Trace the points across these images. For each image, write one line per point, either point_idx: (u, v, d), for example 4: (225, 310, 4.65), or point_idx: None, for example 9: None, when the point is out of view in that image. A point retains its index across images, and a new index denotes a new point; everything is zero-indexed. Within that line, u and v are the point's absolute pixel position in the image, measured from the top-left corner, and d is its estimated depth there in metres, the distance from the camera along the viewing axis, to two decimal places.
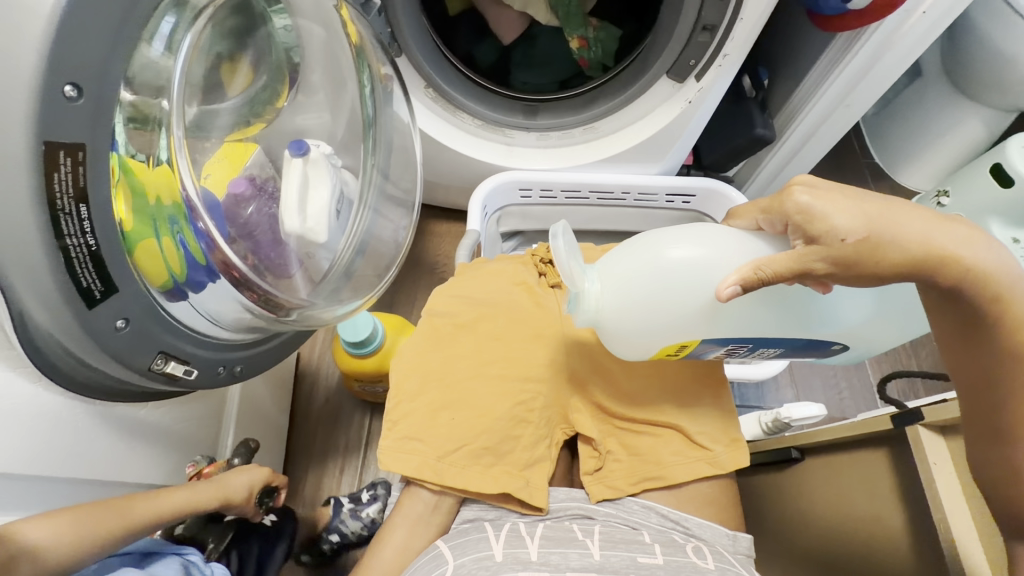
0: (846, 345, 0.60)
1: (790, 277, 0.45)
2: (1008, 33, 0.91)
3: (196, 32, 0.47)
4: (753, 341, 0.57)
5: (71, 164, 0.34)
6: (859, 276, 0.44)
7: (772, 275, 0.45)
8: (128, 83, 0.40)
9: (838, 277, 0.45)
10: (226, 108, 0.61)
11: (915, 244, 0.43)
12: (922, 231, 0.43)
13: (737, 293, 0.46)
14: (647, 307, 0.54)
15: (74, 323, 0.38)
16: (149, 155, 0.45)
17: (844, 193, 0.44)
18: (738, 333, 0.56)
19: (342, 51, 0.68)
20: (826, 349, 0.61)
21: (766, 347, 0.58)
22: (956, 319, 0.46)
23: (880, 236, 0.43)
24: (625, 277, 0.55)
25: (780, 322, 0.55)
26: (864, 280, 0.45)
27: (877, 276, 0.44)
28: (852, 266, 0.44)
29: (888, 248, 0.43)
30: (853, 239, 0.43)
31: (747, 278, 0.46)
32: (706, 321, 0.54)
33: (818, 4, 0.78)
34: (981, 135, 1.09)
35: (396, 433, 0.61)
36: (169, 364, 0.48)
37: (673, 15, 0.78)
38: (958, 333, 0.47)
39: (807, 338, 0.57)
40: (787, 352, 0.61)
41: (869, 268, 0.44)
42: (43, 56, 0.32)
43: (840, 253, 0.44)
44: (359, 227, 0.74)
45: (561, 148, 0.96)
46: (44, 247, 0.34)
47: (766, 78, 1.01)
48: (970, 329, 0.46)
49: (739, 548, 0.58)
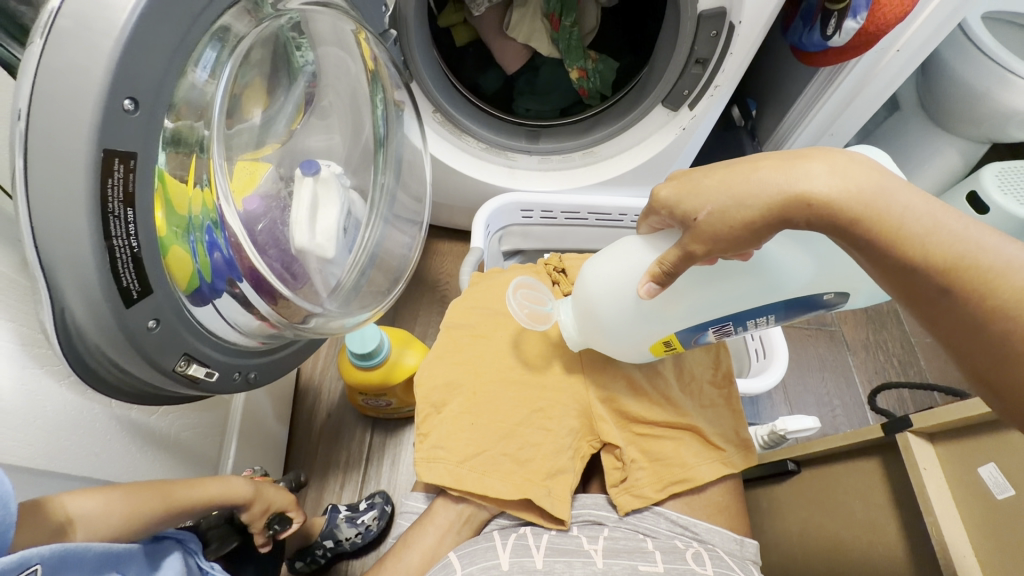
0: (841, 294, 0.53)
1: (685, 262, 0.46)
2: (976, 71, 0.98)
3: (239, 63, 0.52)
4: (730, 318, 0.55)
5: (123, 170, 0.37)
6: (733, 243, 0.43)
7: (672, 266, 0.47)
8: (175, 107, 0.44)
9: (721, 249, 0.44)
10: (250, 127, 0.62)
11: (763, 197, 0.41)
12: (770, 181, 0.41)
13: (655, 289, 0.48)
14: (623, 319, 0.58)
15: (112, 321, 0.40)
16: (197, 177, 0.49)
17: (777, 167, 0.42)
18: (709, 314, 0.55)
19: (360, 81, 0.73)
20: (819, 308, 0.55)
21: (751, 320, 0.55)
22: (922, 294, 0.38)
23: (724, 202, 0.43)
24: (589, 293, 0.59)
25: (748, 296, 0.53)
26: (744, 242, 0.43)
27: (751, 238, 0.43)
28: (718, 241, 0.44)
29: (736, 210, 0.42)
30: (702, 217, 0.44)
31: (654, 274, 0.48)
32: (667, 314, 0.56)
33: (803, 42, 0.83)
34: (957, 163, 1.16)
35: (426, 443, 0.63)
36: (192, 367, 0.50)
37: (667, 50, 0.84)
38: (923, 306, 0.39)
39: (787, 301, 0.53)
40: (780, 321, 0.56)
41: (721, 232, 0.43)
42: (109, 74, 0.35)
43: (706, 231, 0.44)
44: (369, 240, 0.78)
45: (561, 171, 1.01)
46: (93, 246, 0.37)
47: (754, 109, 1.08)
48: (934, 302, 0.38)
49: (745, 554, 0.60)
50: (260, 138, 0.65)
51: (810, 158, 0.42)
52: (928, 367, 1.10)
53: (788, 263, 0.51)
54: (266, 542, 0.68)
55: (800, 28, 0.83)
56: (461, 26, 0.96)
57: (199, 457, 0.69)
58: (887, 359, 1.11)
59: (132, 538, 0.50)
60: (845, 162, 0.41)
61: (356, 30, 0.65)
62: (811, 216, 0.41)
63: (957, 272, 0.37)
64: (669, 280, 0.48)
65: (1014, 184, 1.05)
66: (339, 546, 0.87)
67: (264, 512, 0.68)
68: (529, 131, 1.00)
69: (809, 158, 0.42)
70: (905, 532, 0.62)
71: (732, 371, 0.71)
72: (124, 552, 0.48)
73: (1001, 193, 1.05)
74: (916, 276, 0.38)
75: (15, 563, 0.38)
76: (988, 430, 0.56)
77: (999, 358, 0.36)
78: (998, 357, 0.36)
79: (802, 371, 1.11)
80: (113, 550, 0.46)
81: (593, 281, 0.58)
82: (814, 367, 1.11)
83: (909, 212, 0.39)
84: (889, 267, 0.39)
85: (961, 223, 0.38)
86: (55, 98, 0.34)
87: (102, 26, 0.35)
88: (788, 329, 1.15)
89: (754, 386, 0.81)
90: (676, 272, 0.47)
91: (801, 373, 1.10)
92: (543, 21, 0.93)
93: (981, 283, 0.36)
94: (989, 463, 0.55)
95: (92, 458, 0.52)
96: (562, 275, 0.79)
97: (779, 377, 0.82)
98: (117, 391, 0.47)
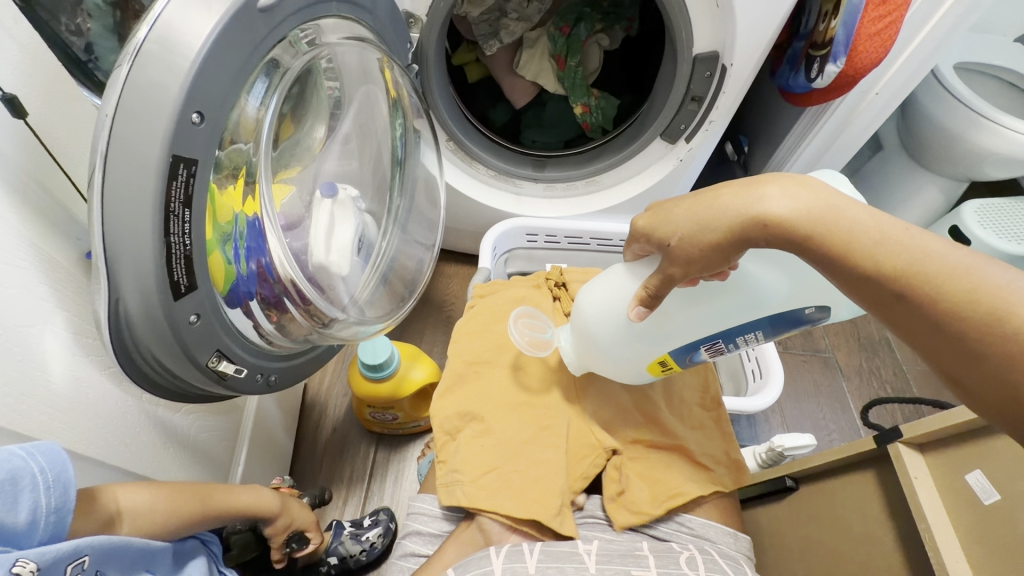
0: (824, 308, 0.54)
1: (662, 283, 0.52)
2: (950, 114, 1.05)
3: (284, 93, 0.57)
4: (720, 336, 0.59)
5: (185, 175, 0.42)
6: (705, 265, 0.48)
7: (655, 290, 0.52)
8: (227, 132, 0.48)
9: (693, 271, 0.49)
10: (294, 153, 0.68)
11: (725, 219, 0.46)
12: (731, 206, 0.46)
13: (644, 312, 0.55)
14: (618, 338, 0.63)
15: (160, 312, 0.43)
16: (245, 188, 0.55)
17: (743, 185, 0.47)
18: (701, 333, 0.59)
19: (383, 107, 0.79)
20: (799, 323, 0.57)
21: (741, 336, 0.59)
22: (890, 297, 0.41)
23: (691, 227, 0.48)
24: (583, 320, 0.64)
25: (729, 313, 0.57)
26: (712, 264, 0.48)
27: (716, 257, 0.47)
28: (693, 262, 0.48)
29: (702, 233, 0.47)
30: (674, 242, 0.49)
31: (642, 298, 0.54)
32: (663, 332, 0.60)
33: (790, 85, 0.91)
34: (939, 200, 1.23)
35: (446, 469, 0.66)
36: (222, 363, 0.52)
37: (666, 88, 0.91)
38: (888, 312, 0.42)
39: (772, 316, 0.56)
40: (769, 336, 0.59)
41: (693, 254, 0.48)
42: (184, 90, 0.40)
43: (680, 253, 0.48)
44: (382, 259, 0.85)
45: (565, 198, 1.07)
46: (154, 240, 0.41)
47: (747, 145, 1.16)
48: (902, 309, 0.41)
49: (740, 547, 0.64)
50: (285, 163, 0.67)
51: (766, 183, 0.46)
52: (921, 394, 1.13)
53: (767, 281, 0.55)
54: (282, 557, 0.76)
55: (787, 71, 0.90)
56: (473, 64, 1.03)
57: (212, 459, 0.72)
58: (881, 386, 1.14)
59: (163, 526, 0.55)
60: (797, 186, 0.45)
61: (382, 59, 0.70)
62: (768, 235, 0.45)
63: (906, 281, 0.40)
64: (655, 302, 0.53)
65: (990, 220, 1.14)
66: (344, 563, 0.86)
67: (287, 528, 0.74)
68: (535, 160, 1.06)
69: (767, 182, 0.46)
70: (899, 542, 0.64)
71: (720, 396, 0.75)
72: (158, 551, 0.53)
73: (981, 227, 1.13)
74: (872, 283, 0.41)
75: (69, 551, 0.44)
76: (973, 438, 0.59)
77: (963, 353, 0.38)
78: (962, 351, 0.38)
79: (799, 396, 1.13)
80: (153, 546, 0.53)
81: (589, 308, 0.63)
82: (810, 393, 1.14)
83: (856, 226, 0.43)
84: (846, 277, 0.43)
85: (904, 230, 0.42)
86: (134, 109, 0.39)
87: (180, 51, 0.40)
88: (784, 355, 1.18)
89: (751, 404, 0.84)
90: (660, 294, 0.52)
91: (797, 398, 1.13)
92: (550, 61, 1.00)
93: (929, 284, 0.39)
94: (977, 470, 0.58)
95: (117, 446, 0.55)
96: (563, 291, 0.85)
97: (776, 395, 0.85)
98: (154, 384, 0.49)
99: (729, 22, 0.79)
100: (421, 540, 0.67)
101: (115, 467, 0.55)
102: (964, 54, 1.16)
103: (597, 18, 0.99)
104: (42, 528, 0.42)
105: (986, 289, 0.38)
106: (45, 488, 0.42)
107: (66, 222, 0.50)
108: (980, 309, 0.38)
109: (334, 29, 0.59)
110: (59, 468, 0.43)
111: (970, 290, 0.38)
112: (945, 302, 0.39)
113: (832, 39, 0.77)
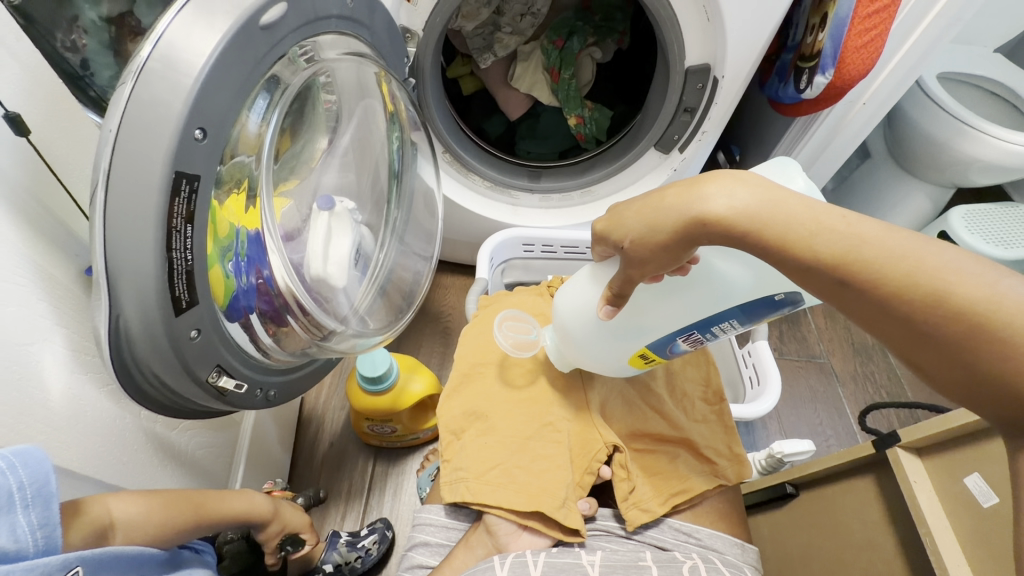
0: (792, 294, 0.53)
1: (625, 284, 0.52)
2: (935, 123, 1.08)
3: (284, 109, 0.57)
4: (695, 327, 0.58)
5: (188, 192, 0.42)
6: (660, 264, 0.49)
7: (618, 290, 0.53)
8: (227, 149, 0.48)
9: (652, 270, 0.50)
10: (291, 166, 0.68)
11: (670, 221, 0.46)
12: (675, 207, 0.45)
13: (613, 310, 0.56)
14: (595, 338, 0.63)
15: (161, 328, 0.43)
16: (248, 200, 0.55)
17: (687, 185, 0.46)
18: (677, 325, 0.58)
19: (378, 119, 0.79)
20: (773, 308, 0.56)
21: (715, 326, 0.58)
22: (835, 283, 0.41)
23: (641, 228, 0.48)
24: (561, 321, 0.65)
25: (702, 307, 0.56)
26: (668, 264, 0.49)
27: (668, 257, 0.47)
28: (646, 263, 0.49)
29: (651, 234, 0.47)
30: (627, 244, 0.49)
31: (608, 297, 0.55)
32: (636, 326, 0.60)
33: (780, 95, 0.92)
34: (926, 207, 1.25)
35: (451, 469, 0.66)
36: (222, 379, 0.52)
37: (659, 99, 0.92)
38: (840, 297, 0.41)
39: (742, 305, 0.55)
40: (745, 324, 0.58)
41: (646, 255, 0.48)
42: (187, 108, 0.40)
43: (635, 255, 0.49)
44: (380, 271, 0.85)
45: (561, 208, 1.08)
46: (158, 256, 0.41)
47: (738, 154, 1.16)
48: (852, 295, 0.40)
49: (745, 558, 0.64)
50: (283, 176, 0.67)
51: (707, 181, 0.46)
52: (915, 397, 1.15)
53: (732, 275, 0.54)
54: (277, 561, 0.75)
55: (777, 83, 0.93)
56: (468, 77, 1.05)
57: (209, 475, 0.71)
58: (875, 390, 1.15)
59: (159, 544, 0.54)
60: (735, 182, 0.45)
61: (379, 73, 0.71)
62: (711, 233, 0.45)
63: (851, 270, 0.40)
64: (621, 301, 0.54)
65: (977, 225, 1.16)
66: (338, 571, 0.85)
67: (280, 532, 0.73)
68: (530, 171, 1.07)
69: (707, 181, 0.46)
70: (901, 545, 0.65)
71: (722, 389, 0.75)
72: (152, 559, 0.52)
73: (968, 232, 1.15)
74: (814, 273, 0.41)
75: (60, 564, 0.42)
76: (970, 441, 0.59)
77: (916, 335, 0.38)
78: (911, 333, 0.38)
79: (795, 402, 1.14)
80: (147, 553, 0.52)
81: (563, 311, 0.64)
82: (807, 399, 1.14)
83: (792, 217, 0.42)
84: (789, 267, 0.43)
85: (840, 218, 0.41)
86: (138, 127, 0.39)
87: (184, 69, 0.40)
88: (780, 361, 1.19)
89: (749, 411, 0.84)
90: (623, 294, 0.53)
91: (794, 404, 1.13)
92: (543, 73, 1.01)
93: (872, 272, 0.39)
94: (974, 473, 0.58)
95: (114, 464, 0.55)
96: None
97: (774, 402, 0.85)
98: (152, 401, 0.49)
99: (720, 36, 0.80)
100: (428, 552, 0.65)
101: (114, 486, 0.54)
102: (946, 65, 1.19)
103: (589, 32, 1.00)
104: (32, 545, 0.40)
105: (926, 272, 0.38)
106: (24, 506, 0.40)
107: (65, 239, 0.50)
108: (921, 291, 0.37)
109: (332, 45, 0.59)
110: (42, 480, 0.41)
111: (909, 273, 0.38)
112: (892, 286, 0.38)
113: (821, 51, 0.79)
